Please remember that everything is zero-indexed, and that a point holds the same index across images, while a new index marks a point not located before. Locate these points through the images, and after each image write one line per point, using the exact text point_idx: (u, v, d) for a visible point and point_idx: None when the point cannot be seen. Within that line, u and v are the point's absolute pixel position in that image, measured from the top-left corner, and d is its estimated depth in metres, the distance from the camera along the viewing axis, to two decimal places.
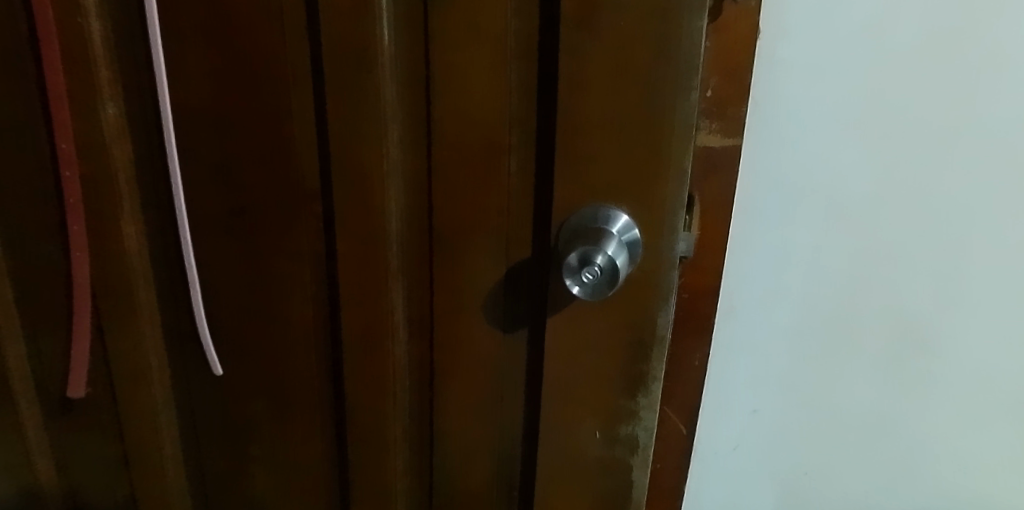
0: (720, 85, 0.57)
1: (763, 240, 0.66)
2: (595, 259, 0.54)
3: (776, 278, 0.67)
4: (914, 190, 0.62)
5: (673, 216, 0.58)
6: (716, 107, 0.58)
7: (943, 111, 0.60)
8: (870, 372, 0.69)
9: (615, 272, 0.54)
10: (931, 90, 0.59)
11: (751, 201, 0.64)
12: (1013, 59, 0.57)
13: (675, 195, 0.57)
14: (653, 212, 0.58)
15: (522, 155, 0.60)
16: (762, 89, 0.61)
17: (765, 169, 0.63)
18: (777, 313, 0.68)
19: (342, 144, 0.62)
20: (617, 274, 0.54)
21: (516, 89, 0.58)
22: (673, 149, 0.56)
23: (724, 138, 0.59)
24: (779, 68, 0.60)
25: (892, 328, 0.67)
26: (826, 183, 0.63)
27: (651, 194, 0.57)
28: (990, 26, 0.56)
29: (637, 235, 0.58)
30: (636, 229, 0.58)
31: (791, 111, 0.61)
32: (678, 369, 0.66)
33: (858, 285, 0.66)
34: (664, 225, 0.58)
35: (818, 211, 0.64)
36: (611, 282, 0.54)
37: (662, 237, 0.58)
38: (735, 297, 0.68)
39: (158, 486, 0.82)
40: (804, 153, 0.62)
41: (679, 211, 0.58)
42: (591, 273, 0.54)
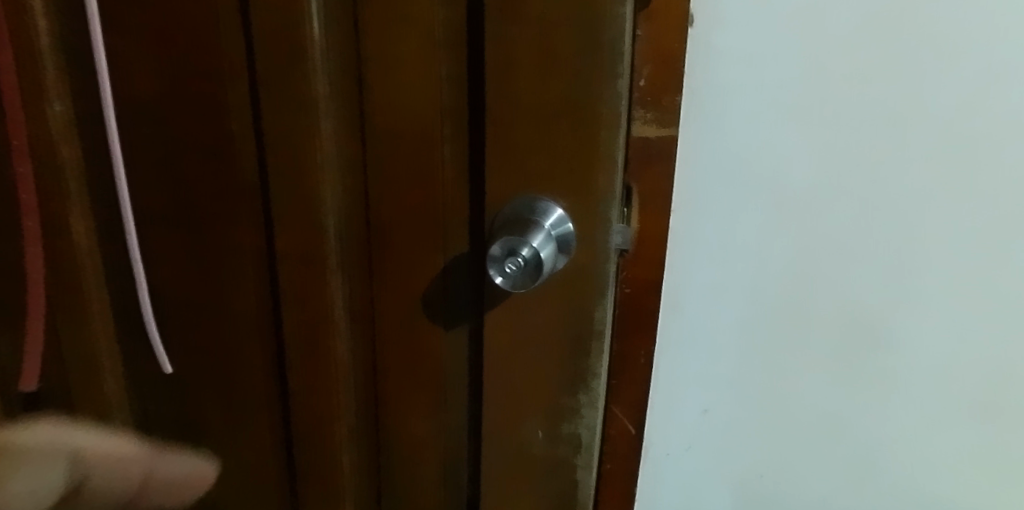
0: (653, 74, 0.56)
1: (705, 234, 0.64)
2: (520, 251, 0.53)
3: (720, 272, 0.66)
4: (861, 182, 0.61)
5: (606, 206, 0.57)
6: (650, 96, 0.56)
7: (889, 99, 0.58)
8: (823, 369, 0.68)
9: (540, 264, 0.53)
10: (876, 77, 0.57)
11: (691, 193, 0.63)
12: (957, 44, 0.55)
13: (606, 185, 0.56)
14: (585, 204, 0.57)
15: (456, 147, 0.59)
16: (699, 76, 0.60)
17: (703, 160, 0.62)
18: (725, 308, 0.67)
19: (278, 137, 0.62)
20: (541, 267, 0.53)
21: (447, 80, 0.57)
22: (603, 137, 0.55)
23: (659, 128, 0.57)
24: (714, 56, 0.59)
25: (844, 323, 0.66)
26: (768, 175, 0.62)
27: (581, 184, 0.56)
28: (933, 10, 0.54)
29: (570, 228, 0.57)
30: (569, 222, 0.57)
31: (729, 99, 0.60)
32: (622, 367, 0.65)
33: (806, 279, 0.65)
34: (597, 215, 0.57)
35: (762, 201, 0.63)
36: (534, 275, 0.53)
37: (596, 229, 0.57)
38: (680, 292, 0.67)
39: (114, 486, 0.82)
40: (742, 144, 0.61)
41: (612, 202, 0.57)
42: (514, 265, 0.53)
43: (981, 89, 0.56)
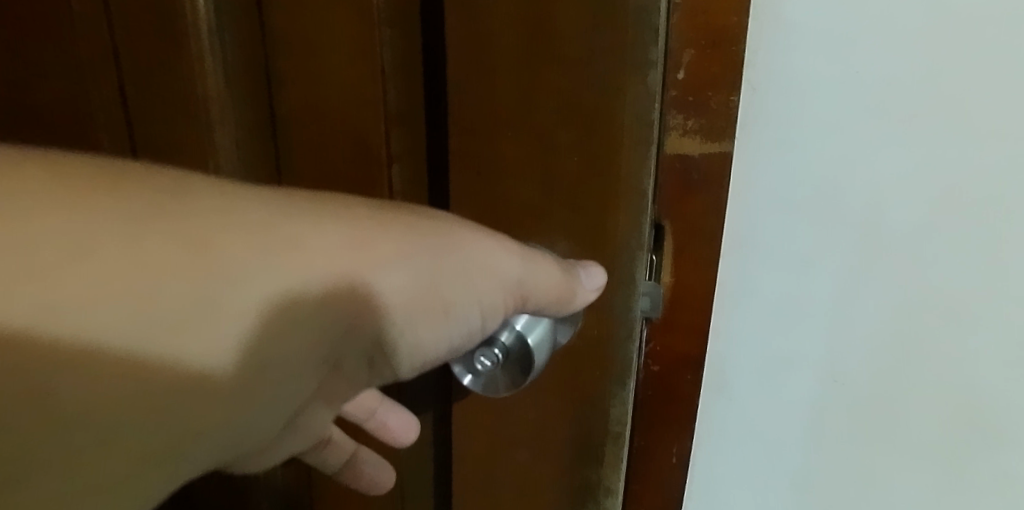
0: (696, 62, 0.38)
1: (768, 291, 0.45)
2: (489, 345, 0.37)
3: (787, 343, 0.46)
4: (1000, 229, 0.40)
5: (630, 260, 0.37)
6: (693, 95, 0.38)
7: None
8: (922, 473, 0.49)
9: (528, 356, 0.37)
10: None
11: (749, 233, 0.43)
12: None
13: (628, 228, 0.37)
14: (598, 256, 0.37)
15: (408, 168, 0.40)
16: (760, 69, 0.39)
17: (770, 187, 0.42)
18: (791, 392, 0.47)
19: (169, 151, 0.44)
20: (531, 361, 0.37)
21: (393, 72, 0.38)
22: (622, 160, 0.35)
23: (705, 142, 0.39)
24: (789, 34, 0.38)
25: (959, 417, 0.46)
26: (864, 209, 0.41)
27: (593, 227, 0.37)
28: None
29: None
30: None
31: (807, 103, 0.40)
32: (645, 468, 0.47)
33: (912, 355, 0.45)
34: (614, 271, 0.38)
35: (850, 250, 0.43)
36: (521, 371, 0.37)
37: (613, 291, 0.38)
38: (728, 369, 0.47)
39: None
40: (830, 165, 0.41)
41: (639, 253, 0.37)
42: (482, 362, 0.37)
43: None
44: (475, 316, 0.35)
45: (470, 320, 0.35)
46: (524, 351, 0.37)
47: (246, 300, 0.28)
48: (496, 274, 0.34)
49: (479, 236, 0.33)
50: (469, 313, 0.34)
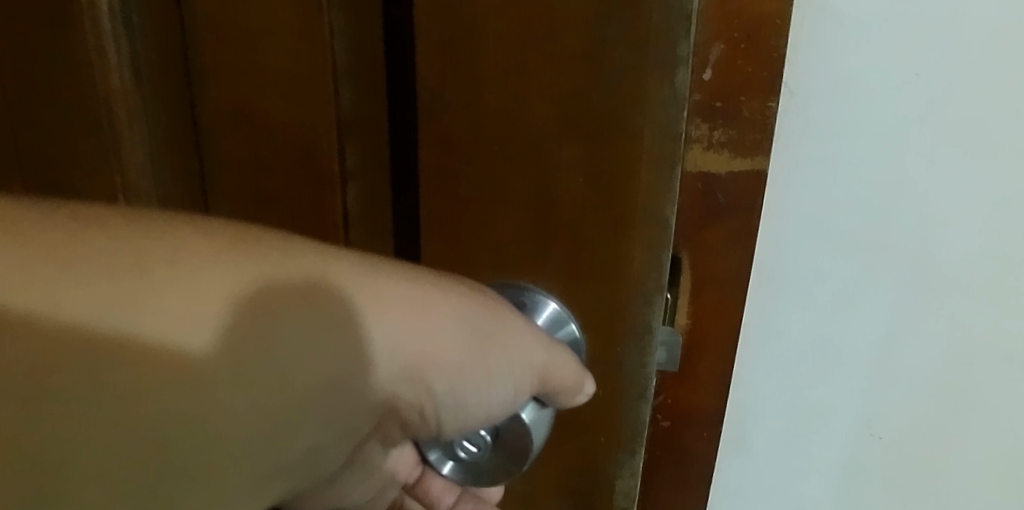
0: (726, 60, 0.30)
1: (799, 336, 0.38)
2: (475, 431, 0.28)
3: (819, 394, 0.39)
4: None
5: (646, 304, 0.30)
6: (724, 101, 0.31)
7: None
8: None
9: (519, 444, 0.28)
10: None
11: (780, 268, 0.36)
12: None
13: (644, 266, 0.29)
14: (606, 300, 0.30)
15: (364, 190, 0.31)
16: (801, 71, 0.31)
17: (809, 215, 0.34)
18: (820, 448, 0.41)
19: (70, 175, 0.35)
20: (520, 452, 0.28)
21: (345, 71, 0.29)
22: (640, 185, 0.27)
23: (735, 158, 0.32)
24: (844, 31, 0.30)
25: (1007, 475, 0.41)
26: (921, 244, 0.34)
27: (598, 264, 0.29)
28: None
29: (575, 331, 0.30)
30: (573, 321, 0.30)
31: (858, 113, 0.32)
32: None
33: (961, 409, 0.39)
34: (626, 317, 0.30)
35: (899, 286, 0.36)
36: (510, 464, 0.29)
37: (622, 341, 0.31)
38: (748, 421, 0.41)
39: None
40: (882, 191, 0.33)
41: (656, 295, 0.30)
42: (466, 447, 0.29)
43: None
44: (506, 393, 0.27)
45: (503, 397, 0.27)
46: (516, 437, 0.28)
47: (241, 286, 0.21)
48: (523, 358, 0.26)
49: (512, 314, 0.26)
50: (497, 392, 0.27)
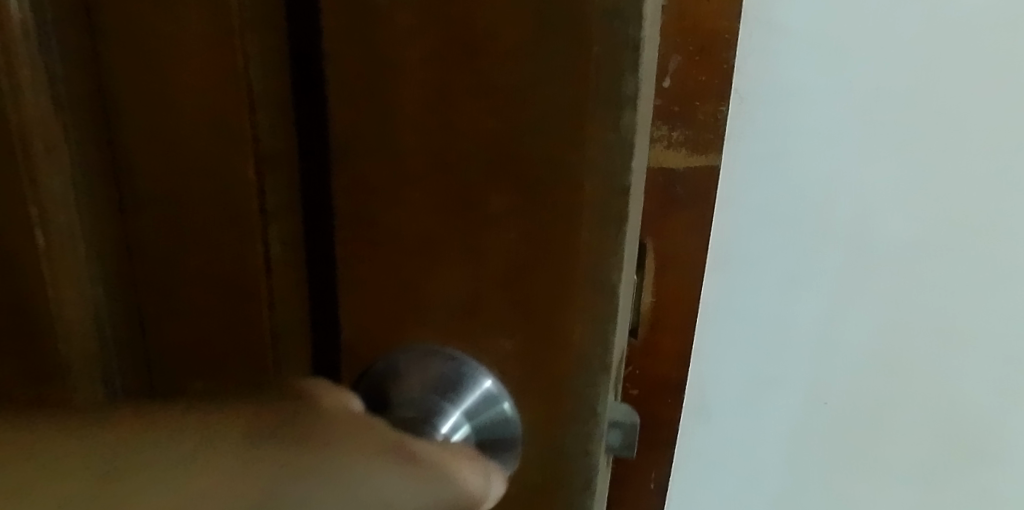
0: (682, 70, 0.35)
1: (750, 311, 0.43)
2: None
3: (770, 363, 0.44)
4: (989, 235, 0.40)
5: (588, 382, 0.24)
6: (680, 106, 0.35)
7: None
8: (898, 489, 0.49)
9: None
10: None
11: (733, 251, 0.41)
12: None
13: (594, 341, 0.23)
14: (549, 380, 0.24)
15: (292, 229, 0.22)
16: (750, 75, 0.37)
17: (757, 202, 0.40)
18: (773, 413, 0.46)
19: None
20: None
21: (257, 83, 0.20)
22: (584, 249, 0.21)
23: (692, 155, 0.37)
24: (782, 43, 0.36)
25: (937, 432, 0.46)
26: (854, 226, 0.40)
27: (542, 339, 0.23)
28: None
29: (506, 414, 0.24)
30: (505, 401, 0.23)
31: (799, 111, 0.37)
32: (624, 497, 0.45)
33: (895, 373, 0.44)
34: (567, 399, 0.24)
35: (841, 262, 0.41)
36: None
37: (565, 426, 0.25)
38: (708, 392, 0.45)
39: None
40: (819, 180, 0.39)
41: (602, 374, 0.24)
42: None
43: None
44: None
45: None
46: None
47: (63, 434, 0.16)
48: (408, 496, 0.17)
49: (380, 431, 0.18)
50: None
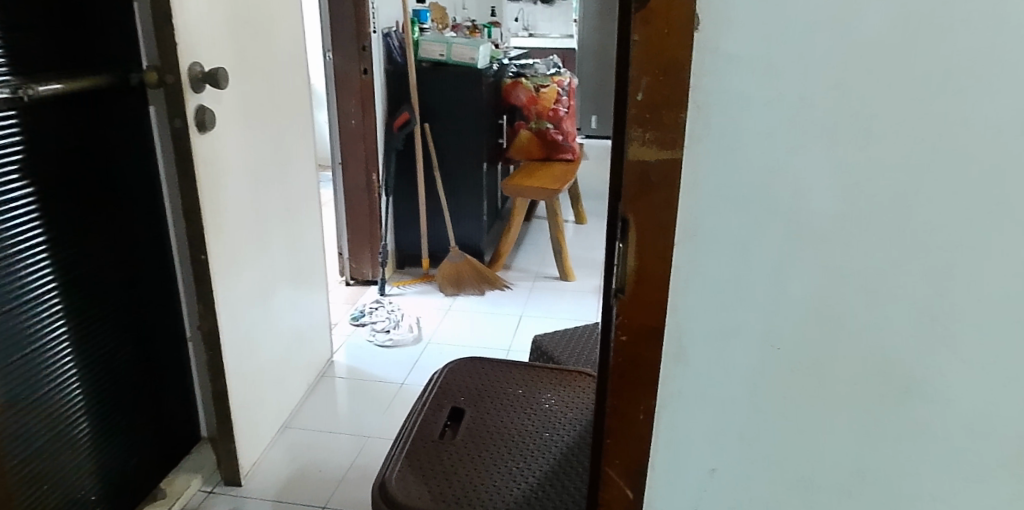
0: (651, 88, 0.49)
1: (713, 272, 0.54)
2: None
3: (732, 314, 0.56)
4: (898, 211, 0.53)
5: None
6: (651, 113, 0.49)
7: (931, 121, 0.51)
8: (845, 422, 0.60)
9: None
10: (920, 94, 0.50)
11: (697, 225, 0.53)
12: (984, 60, 0.49)
13: None
14: None
15: None
16: (707, 92, 0.50)
17: (714, 185, 0.52)
18: (737, 356, 0.58)
19: None
20: None
21: None
22: None
23: (661, 149, 0.50)
24: (724, 65, 0.49)
25: (871, 371, 0.58)
26: (789, 201, 0.53)
27: None
28: (960, 17, 0.48)
29: None
30: None
31: (747, 118, 0.51)
32: (621, 424, 0.59)
33: (829, 320, 0.56)
34: None
35: (784, 235, 0.54)
36: None
37: None
38: (683, 340, 0.57)
39: None
40: (758, 166, 0.52)
41: None
42: None
43: (1012, 106, 0.50)
44: None
45: None
46: None
47: None
48: None
49: None
50: None
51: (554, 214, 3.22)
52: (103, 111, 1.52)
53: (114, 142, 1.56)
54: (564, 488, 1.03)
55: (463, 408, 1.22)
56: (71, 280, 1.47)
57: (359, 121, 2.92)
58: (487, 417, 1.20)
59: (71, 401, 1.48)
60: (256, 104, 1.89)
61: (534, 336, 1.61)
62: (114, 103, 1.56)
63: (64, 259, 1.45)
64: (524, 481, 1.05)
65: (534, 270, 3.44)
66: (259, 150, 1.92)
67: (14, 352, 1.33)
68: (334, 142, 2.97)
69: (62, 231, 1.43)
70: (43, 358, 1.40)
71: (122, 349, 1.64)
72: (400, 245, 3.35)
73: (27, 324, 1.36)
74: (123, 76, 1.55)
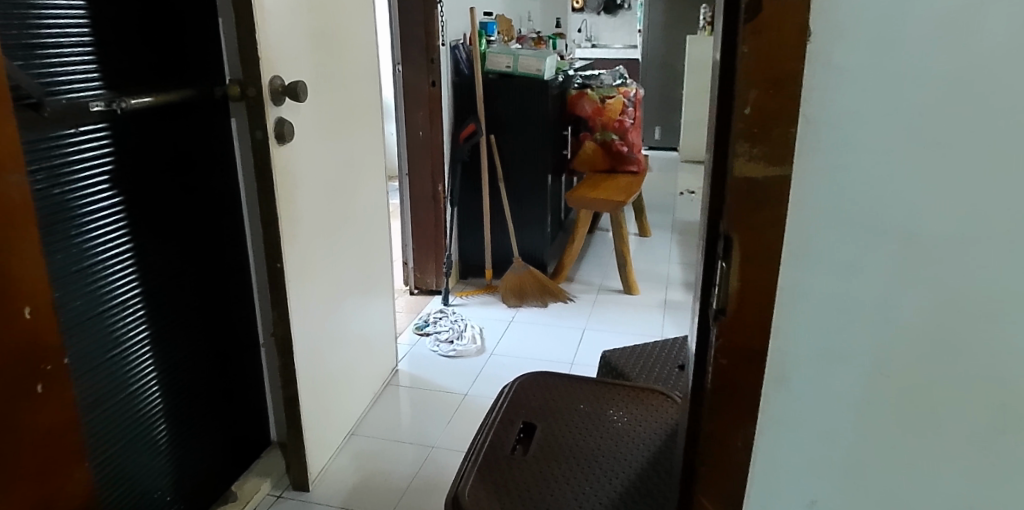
0: (759, 99, 0.47)
1: (818, 294, 0.52)
2: None
3: (837, 338, 0.53)
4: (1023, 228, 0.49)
5: None
6: (757, 127, 0.47)
7: None
8: (957, 456, 0.56)
9: None
10: None
11: (803, 244, 0.50)
12: None
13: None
14: None
15: None
16: (815, 105, 0.47)
17: (822, 204, 0.49)
18: (840, 383, 0.54)
19: None
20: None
21: None
22: None
23: (768, 166, 0.48)
24: (835, 78, 0.47)
25: (986, 403, 0.54)
26: (901, 221, 0.50)
27: None
28: None
29: None
30: None
31: (857, 130, 0.48)
32: (716, 449, 0.57)
33: (942, 349, 0.53)
34: None
35: (894, 253, 0.50)
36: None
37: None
38: (785, 365, 0.54)
39: (60, 474, 0.85)
40: (868, 185, 0.49)
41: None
42: None
43: None
44: None
45: None
46: None
47: None
48: None
49: None
50: None
51: (618, 226, 3.19)
52: (189, 123, 1.59)
53: (199, 153, 1.63)
54: (639, 509, 1.00)
55: (535, 423, 1.21)
56: (155, 286, 1.53)
57: (427, 132, 2.96)
58: (558, 432, 1.18)
59: (151, 404, 1.54)
60: (330, 117, 1.94)
61: (603, 351, 1.58)
62: (200, 116, 1.62)
63: (150, 266, 1.51)
64: (597, 500, 1.03)
65: (598, 283, 3.41)
66: (333, 162, 1.97)
67: (101, 355, 1.38)
68: (401, 152, 3.02)
69: (147, 237, 1.49)
70: (127, 360, 1.45)
71: (200, 353, 1.70)
72: (464, 255, 3.38)
73: (114, 328, 1.41)
74: (208, 91, 1.61)
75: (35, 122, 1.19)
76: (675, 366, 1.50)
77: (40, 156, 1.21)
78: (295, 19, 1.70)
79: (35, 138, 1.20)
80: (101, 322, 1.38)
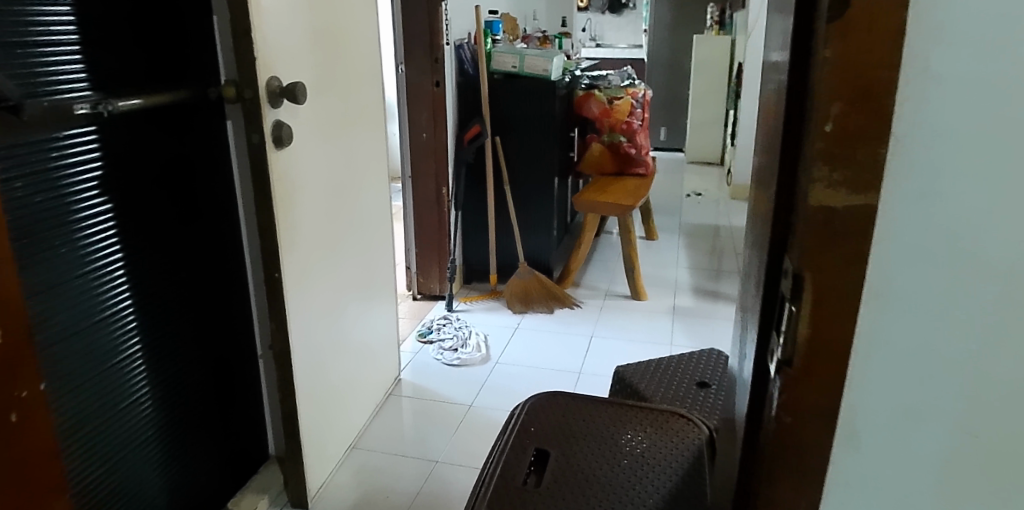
0: (845, 114, 0.38)
1: (898, 342, 0.44)
2: None
3: (919, 393, 0.45)
4: None
5: None
6: (841, 147, 0.38)
7: None
8: None
9: None
10: None
11: (883, 284, 0.42)
12: None
13: None
14: None
15: None
16: (907, 120, 0.39)
17: (910, 239, 0.41)
18: (920, 442, 0.47)
19: None
20: None
21: None
22: None
23: (851, 195, 0.39)
24: (932, 89, 0.38)
25: None
26: (999, 257, 0.42)
27: None
28: None
29: None
30: None
31: (955, 149, 0.40)
32: None
33: None
34: None
35: (990, 296, 0.43)
36: None
37: None
38: (857, 423, 0.46)
39: None
40: (963, 216, 0.41)
41: None
42: None
43: None
44: None
45: None
46: None
47: None
48: None
49: None
50: None
51: (627, 230, 3.11)
52: (182, 126, 1.51)
53: (192, 157, 1.55)
54: None
55: (548, 450, 1.13)
56: (147, 297, 1.46)
57: (430, 134, 2.88)
58: (574, 460, 1.10)
59: (142, 421, 1.46)
60: (331, 119, 1.86)
61: (616, 367, 1.51)
62: (193, 118, 1.54)
63: (141, 276, 1.43)
64: None
65: (604, 288, 3.33)
66: (334, 165, 1.89)
67: (88, 370, 1.31)
68: (405, 155, 2.94)
69: (138, 248, 1.42)
70: (116, 377, 1.38)
71: (194, 366, 1.62)
72: (468, 259, 3.30)
73: (102, 342, 1.34)
74: (202, 92, 1.53)
75: (13, 127, 1.11)
76: (692, 383, 1.42)
77: (20, 161, 1.14)
78: (294, 17, 1.63)
79: (14, 143, 1.12)
80: (86, 337, 1.30)
